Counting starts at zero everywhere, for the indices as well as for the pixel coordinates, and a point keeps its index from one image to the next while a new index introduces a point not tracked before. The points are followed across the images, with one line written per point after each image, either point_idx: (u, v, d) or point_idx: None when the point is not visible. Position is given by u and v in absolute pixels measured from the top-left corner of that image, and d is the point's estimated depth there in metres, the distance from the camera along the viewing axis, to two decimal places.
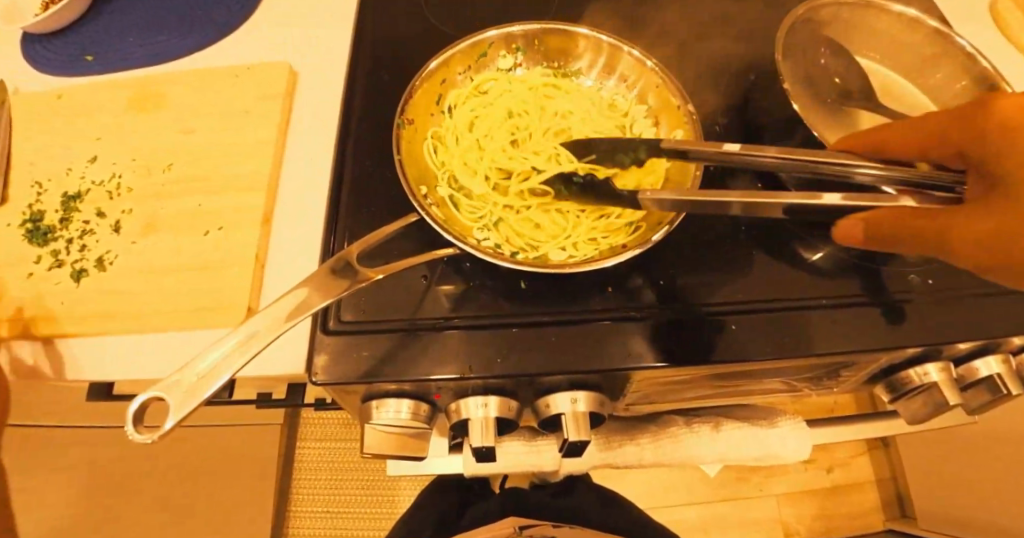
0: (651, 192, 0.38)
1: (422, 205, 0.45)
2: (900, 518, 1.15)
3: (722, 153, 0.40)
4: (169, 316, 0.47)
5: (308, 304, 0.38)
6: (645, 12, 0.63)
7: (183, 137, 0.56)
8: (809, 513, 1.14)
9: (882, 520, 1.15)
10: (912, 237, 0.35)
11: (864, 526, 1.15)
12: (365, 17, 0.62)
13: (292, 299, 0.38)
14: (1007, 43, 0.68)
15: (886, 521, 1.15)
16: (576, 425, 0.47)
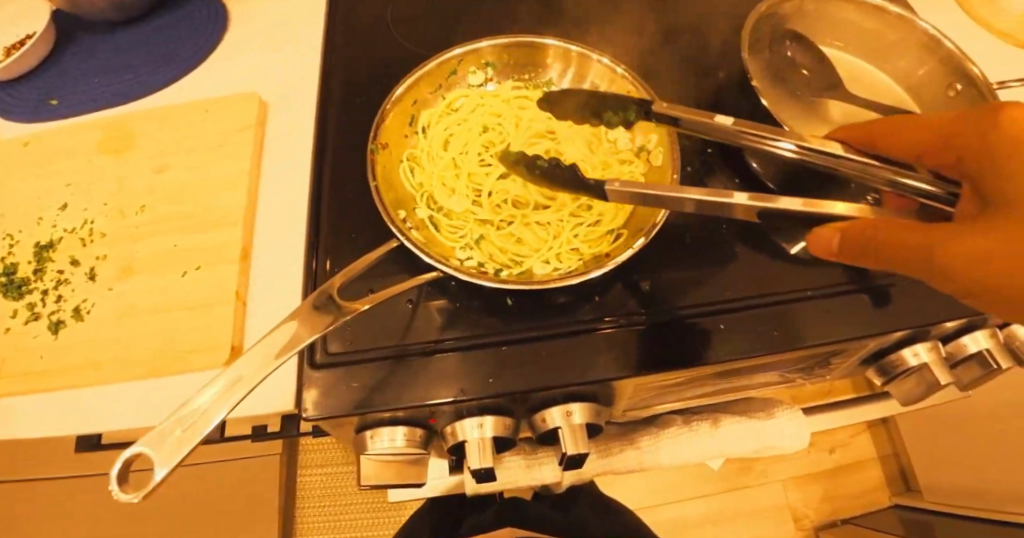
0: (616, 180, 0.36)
1: (401, 230, 0.45)
2: (904, 493, 1.16)
3: (725, 129, 0.40)
4: (154, 361, 0.46)
5: (295, 340, 0.38)
6: (612, 18, 0.63)
7: (154, 177, 0.54)
8: (815, 495, 1.15)
9: (887, 496, 1.17)
10: (902, 244, 0.33)
11: (870, 504, 1.16)
12: (331, 42, 0.61)
13: (284, 332, 0.38)
14: (968, 20, 0.68)
15: (892, 498, 1.16)
16: (573, 438, 0.47)
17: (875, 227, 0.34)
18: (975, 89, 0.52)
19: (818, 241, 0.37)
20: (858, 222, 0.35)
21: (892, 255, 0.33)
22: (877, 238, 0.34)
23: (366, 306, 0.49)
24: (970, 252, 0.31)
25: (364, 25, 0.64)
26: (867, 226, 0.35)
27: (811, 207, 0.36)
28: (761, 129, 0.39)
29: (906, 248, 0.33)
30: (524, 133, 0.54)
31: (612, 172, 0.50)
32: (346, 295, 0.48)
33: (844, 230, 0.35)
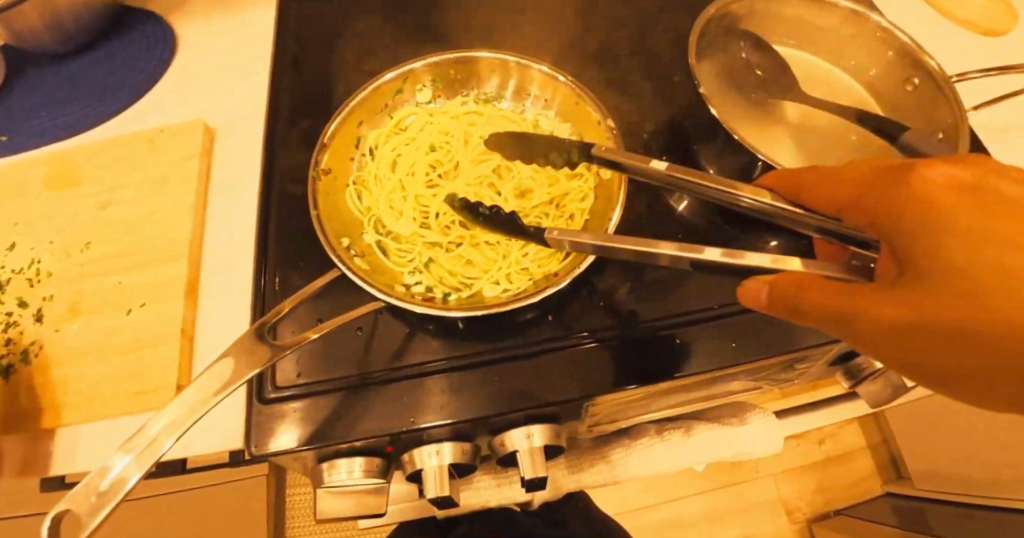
0: (555, 231, 0.37)
1: (343, 259, 0.44)
2: (897, 481, 1.16)
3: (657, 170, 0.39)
4: (101, 403, 0.45)
5: (236, 377, 0.36)
6: (562, 26, 0.62)
7: (100, 213, 0.54)
8: (808, 487, 1.14)
9: (880, 485, 1.16)
10: (825, 307, 0.31)
11: (863, 493, 1.16)
12: (278, 65, 0.61)
13: (226, 365, 0.37)
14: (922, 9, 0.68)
15: (885, 486, 1.16)
16: (532, 461, 0.46)
17: (801, 283, 0.32)
18: (931, 83, 0.51)
19: (746, 295, 0.34)
20: (783, 275, 0.33)
21: (816, 316, 0.32)
22: (802, 295, 0.32)
23: (319, 337, 0.48)
24: (892, 320, 0.30)
25: (313, 45, 0.63)
26: (791, 283, 0.32)
27: (775, 262, 0.33)
28: (698, 175, 0.39)
29: (829, 311, 0.31)
30: (472, 150, 0.53)
31: (559, 189, 0.50)
32: (300, 327, 0.47)
33: (770, 284, 0.33)
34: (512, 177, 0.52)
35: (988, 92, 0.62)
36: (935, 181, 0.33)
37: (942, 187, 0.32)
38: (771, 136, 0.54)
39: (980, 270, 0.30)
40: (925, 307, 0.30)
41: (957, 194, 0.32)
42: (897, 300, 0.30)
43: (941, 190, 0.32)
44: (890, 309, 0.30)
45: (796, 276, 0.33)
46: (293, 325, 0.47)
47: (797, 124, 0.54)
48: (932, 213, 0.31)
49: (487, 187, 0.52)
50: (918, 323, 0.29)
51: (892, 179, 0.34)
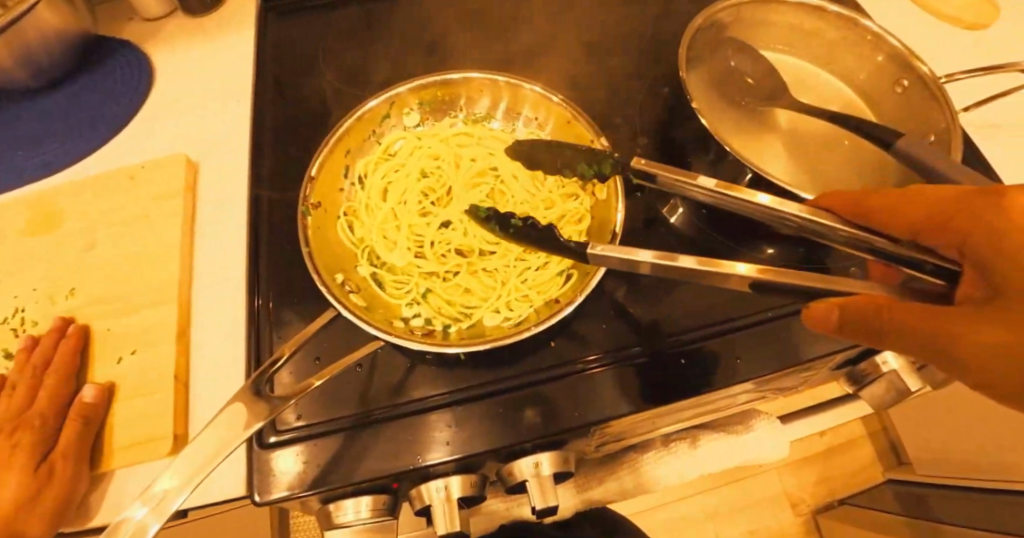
0: (597, 243, 0.33)
1: (339, 297, 0.42)
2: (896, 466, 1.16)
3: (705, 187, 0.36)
4: (93, 458, 0.44)
5: (237, 433, 0.36)
6: (547, 41, 0.61)
7: (83, 256, 0.52)
8: (810, 479, 1.15)
9: (881, 472, 1.16)
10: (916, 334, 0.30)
11: (864, 481, 1.16)
12: (259, 92, 0.59)
13: (231, 414, 0.37)
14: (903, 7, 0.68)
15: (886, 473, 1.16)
16: (541, 491, 0.45)
17: (882, 309, 0.31)
18: (922, 85, 0.51)
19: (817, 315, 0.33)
20: (859, 299, 0.32)
21: (902, 344, 0.30)
22: (884, 321, 0.30)
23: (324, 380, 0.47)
24: (978, 344, 0.29)
25: (294, 70, 0.61)
26: (869, 307, 0.31)
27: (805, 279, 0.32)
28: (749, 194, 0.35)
29: (917, 340, 0.29)
30: (464, 175, 0.53)
31: (557, 211, 0.50)
32: (299, 369, 0.47)
33: (842, 309, 0.32)
34: (508, 200, 0.52)
35: (972, 87, 0.62)
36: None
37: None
38: (763, 145, 0.53)
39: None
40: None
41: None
42: (995, 330, 0.29)
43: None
44: (984, 338, 0.29)
45: (876, 301, 0.31)
46: (291, 369, 0.46)
47: (789, 132, 0.54)
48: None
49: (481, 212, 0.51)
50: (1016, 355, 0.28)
51: (981, 203, 0.33)
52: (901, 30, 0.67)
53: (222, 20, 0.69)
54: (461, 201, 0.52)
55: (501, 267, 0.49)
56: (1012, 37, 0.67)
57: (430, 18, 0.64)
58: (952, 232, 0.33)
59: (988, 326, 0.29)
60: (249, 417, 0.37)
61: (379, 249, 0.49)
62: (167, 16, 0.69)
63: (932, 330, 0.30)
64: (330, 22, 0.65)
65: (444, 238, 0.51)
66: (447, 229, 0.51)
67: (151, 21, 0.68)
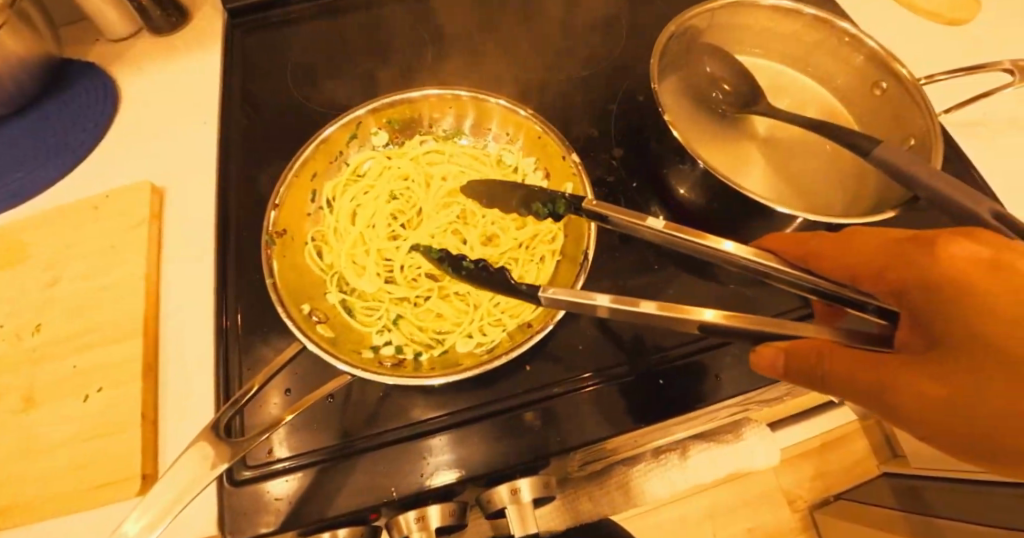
0: (545, 291, 0.32)
1: (304, 329, 0.41)
2: (892, 460, 0.95)
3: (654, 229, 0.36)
4: (61, 501, 0.43)
5: (205, 474, 0.35)
6: (519, 51, 0.60)
7: (49, 291, 0.51)
8: None
9: (876, 465, 0.96)
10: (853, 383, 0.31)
11: (857, 477, 0.96)
12: (227, 113, 0.58)
13: (199, 452, 0.36)
14: (882, 9, 0.67)
15: (881, 467, 0.95)
16: (521, 517, 0.44)
17: (825, 355, 0.32)
18: (902, 88, 0.49)
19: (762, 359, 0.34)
20: (803, 342, 0.33)
21: (841, 391, 0.31)
22: (824, 367, 0.32)
23: (299, 413, 0.46)
24: (919, 396, 0.29)
25: (261, 87, 0.60)
26: (812, 354, 0.32)
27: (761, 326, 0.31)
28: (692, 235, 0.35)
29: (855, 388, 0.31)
30: (435, 196, 0.52)
31: (529, 231, 0.49)
32: (274, 400, 0.46)
33: (786, 354, 0.32)
34: (479, 218, 0.51)
35: (955, 85, 0.61)
36: (958, 258, 0.30)
37: (963, 264, 0.30)
38: (740, 154, 0.52)
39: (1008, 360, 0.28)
40: (952, 395, 0.29)
41: (980, 272, 0.30)
42: (927, 383, 0.29)
43: (960, 268, 0.30)
44: (913, 393, 0.30)
45: (820, 346, 0.32)
46: (266, 402, 0.46)
47: (765, 140, 0.53)
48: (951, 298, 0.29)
49: (452, 234, 0.51)
50: (942, 410, 0.29)
51: (914, 253, 0.32)
52: (881, 28, 0.66)
53: (189, 39, 0.67)
54: (433, 222, 0.52)
55: (473, 289, 0.48)
56: (995, 32, 0.66)
57: (401, 32, 0.62)
58: (887, 281, 0.33)
59: (920, 377, 0.30)
60: (219, 455, 0.36)
61: (349, 276, 0.48)
62: (133, 36, 0.67)
63: (868, 378, 0.31)
64: (299, 37, 0.63)
65: (416, 262, 0.50)
66: (418, 253, 0.50)
67: (116, 42, 0.67)
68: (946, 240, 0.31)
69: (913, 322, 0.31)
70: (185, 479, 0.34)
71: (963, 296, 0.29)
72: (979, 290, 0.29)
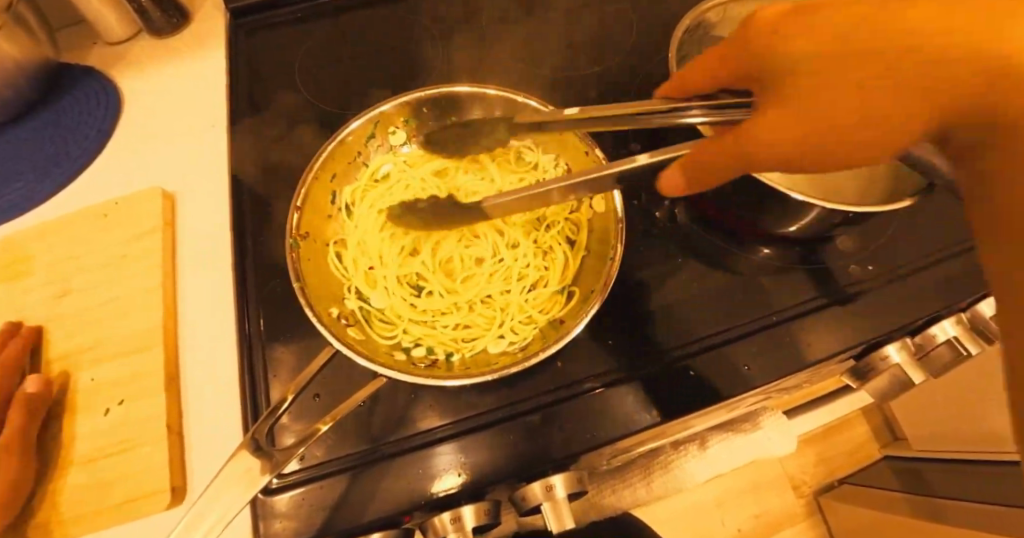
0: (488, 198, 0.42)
1: (336, 331, 0.41)
2: (894, 445, 0.90)
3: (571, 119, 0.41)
4: (85, 519, 0.42)
5: (249, 488, 0.35)
6: (530, 48, 0.60)
7: (59, 303, 0.50)
8: (811, 458, 0.90)
9: (879, 449, 0.91)
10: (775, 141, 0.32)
11: (860, 462, 0.90)
12: (237, 116, 0.57)
13: (240, 464, 0.35)
14: None
15: (883, 451, 0.91)
16: (557, 514, 0.43)
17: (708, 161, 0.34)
18: None
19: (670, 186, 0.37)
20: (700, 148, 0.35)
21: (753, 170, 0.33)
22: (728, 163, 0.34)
23: (332, 424, 0.45)
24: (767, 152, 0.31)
25: (270, 89, 0.59)
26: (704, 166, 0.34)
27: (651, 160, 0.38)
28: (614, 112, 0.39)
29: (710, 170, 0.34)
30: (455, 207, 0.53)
31: (554, 231, 0.50)
32: (303, 411, 0.45)
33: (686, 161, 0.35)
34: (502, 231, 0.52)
35: None
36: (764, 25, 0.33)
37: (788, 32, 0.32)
38: None
39: (944, 72, 0.27)
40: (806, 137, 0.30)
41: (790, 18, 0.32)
42: (779, 138, 0.31)
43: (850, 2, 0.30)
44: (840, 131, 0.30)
45: (708, 147, 0.34)
46: (295, 411, 0.45)
47: None
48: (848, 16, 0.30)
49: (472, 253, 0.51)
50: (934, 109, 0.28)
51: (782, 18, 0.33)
52: None
53: (191, 41, 0.66)
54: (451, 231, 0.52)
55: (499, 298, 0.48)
56: None
57: (410, 31, 0.62)
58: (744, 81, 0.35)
59: (771, 133, 0.31)
60: (262, 467, 0.35)
61: (370, 291, 0.47)
62: (131, 39, 0.65)
63: (727, 154, 0.33)
64: (306, 38, 0.62)
65: (439, 279, 0.50)
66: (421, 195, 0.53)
67: (115, 46, 0.65)
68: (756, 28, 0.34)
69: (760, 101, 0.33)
70: (235, 497, 0.34)
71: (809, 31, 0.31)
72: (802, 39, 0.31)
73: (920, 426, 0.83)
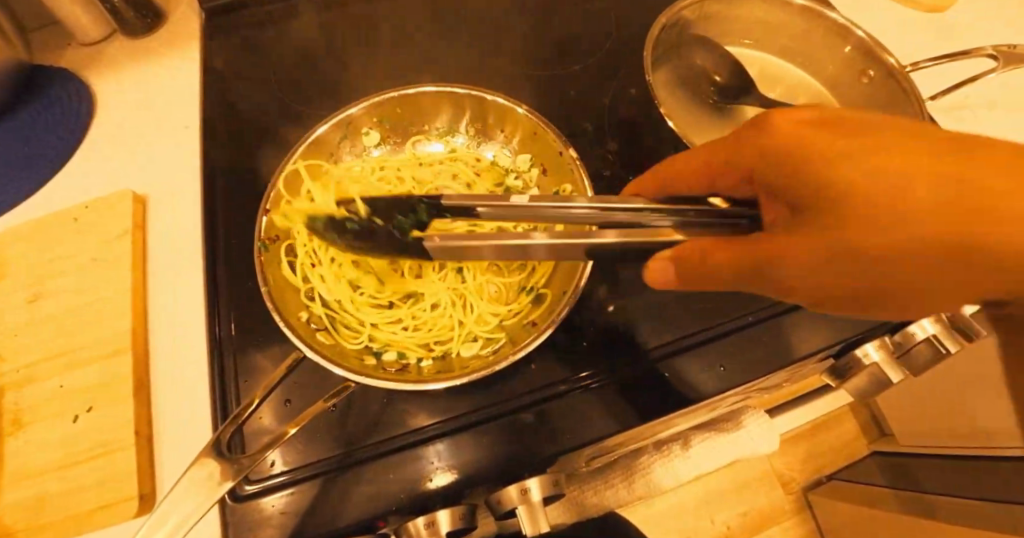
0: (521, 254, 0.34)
1: (304, 337, 0.41)
2: (881, 440, 0.90)
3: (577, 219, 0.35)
4: (56, 526, 0.42)
5: (210, 495, 0.34)
6: (508, 47, 0.59)
7: (29, 308, 0.49)
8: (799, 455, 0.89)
9: (867, 445, 0.90)
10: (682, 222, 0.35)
11: (845, 459, 0.90)
12: (212, 116, 0.56)
13: (203, 470, 0.35)
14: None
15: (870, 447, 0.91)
16: (532, 517, 0.42)
17: (692, 258, 0.33)
18: (888, 77, 0.52)
19: (656, 278, 0.35)
20: (684, 248, 0.34)
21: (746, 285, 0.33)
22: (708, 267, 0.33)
23: (306, 425, 0.45)
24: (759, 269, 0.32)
25: (246, 88, 0.58)
26: (693, 257, 0.33)
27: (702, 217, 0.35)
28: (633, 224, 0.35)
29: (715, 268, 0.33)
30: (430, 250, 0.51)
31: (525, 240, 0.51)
32: (276, 413, 0.44)
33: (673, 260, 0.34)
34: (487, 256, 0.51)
35: (942, 74, 0.63)
36: (785, 127, 0.31)
37: (786, 129, 0.31)
38: None
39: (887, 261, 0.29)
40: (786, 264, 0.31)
41: (821, 132, 0.30)
42: (746, 255, 0.32)
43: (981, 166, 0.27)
44: (850, 259, 0.29)
45: (698, 252, 0.33)
46: (265, 414, 0.44)
47: None
48: (891, 158, 0.28)
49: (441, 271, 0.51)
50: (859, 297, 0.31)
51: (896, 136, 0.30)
52: (868, 18, 0.67)
53: (167, 42, 0.65)
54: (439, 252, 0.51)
55: (455, 315, 0.48)
56: (974, 23, 0.68)
57: (390, 28, 0.61)
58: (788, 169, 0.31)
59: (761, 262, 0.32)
60: (224, 472, 0.35)
61: (321, 284, 0.47)
62: (106, 39, 0.65)
63: (732, 258, 0.32)
64: (283, 36, 0.62)
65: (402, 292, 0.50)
66: None
67: (89, 46, 0.64)
68: (771, 118, 0.32)
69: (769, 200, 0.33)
70: (186, 509, 0.33)
71: (844, 152, 0.29)
72: (775, 156, 0.31)
73: (904, 422, 0.83)
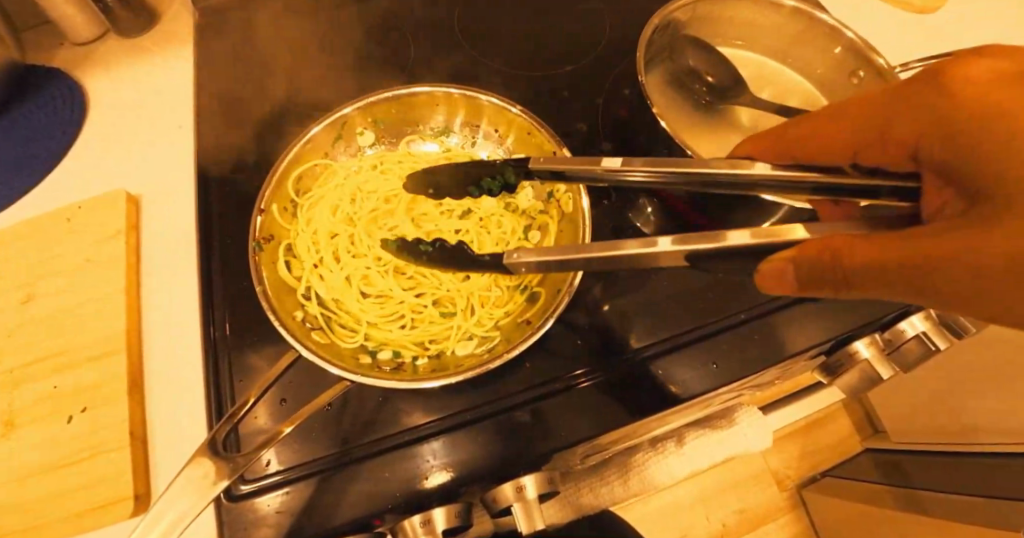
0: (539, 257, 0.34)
1: (298, 335, 0.41)
2: None
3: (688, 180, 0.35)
4: (51, 526, 0.42)
5: (203, 495, 0.34)
6: (503, 48, 0.60)
7: (22, 309, 0.49)
8: None
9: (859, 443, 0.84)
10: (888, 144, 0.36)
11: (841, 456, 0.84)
12: (206, 116, 0.56)
13: (197, 470, 0.35)
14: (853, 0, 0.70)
15: None
16: (528, 515, 0.42)
17: (819, 255, 0.32)
18: (877, 76, 0.52)
19: (773, 280, 0.34)
20: (806, 246, 0.32)
21: (871, 282, 0.31)
22: (840, 261, 0.32)
23: (301, 425, 0.45)
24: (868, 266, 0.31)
25: (240, 88, 0.58)
26: (822, 254, 0.32)
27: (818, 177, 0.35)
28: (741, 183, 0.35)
29: (833, 273, 0.32)
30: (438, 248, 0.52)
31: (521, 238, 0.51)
32: (272, 413, 0.44)
33: (795, 259, 0.32)
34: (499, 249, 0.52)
35: None
36: (979, 75, 0.33)
37: (973, 84, 0.33)
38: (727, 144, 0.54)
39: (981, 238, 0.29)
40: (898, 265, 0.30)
41: (1010, 84, 0.32)
42: (865, 251, 0.31)
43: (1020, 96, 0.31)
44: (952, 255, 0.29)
45: (819, 248, 0.32)
46: (260, 413, 0.44)
47: (749, 128, 0.55)
48: (980, 112, 0.32)
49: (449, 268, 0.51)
50: (951, 282, 0.29)
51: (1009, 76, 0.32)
52: (857, 20, 0.68)
53: (160, 42, 0.65)
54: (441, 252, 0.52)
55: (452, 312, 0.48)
56: (962, 25, 0.69)
57: (384, 28, 0.61)
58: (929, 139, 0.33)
59: (868, 261, 0.31)
60: (219, 471, 0.35)
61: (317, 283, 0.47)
62: (99, 39, 0.64)
63: (860, 261, 0.31)
64: (277, 37, 0.62)
65: (404, 288, 0.50)
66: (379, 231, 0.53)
67: (82, 46, 0.64)
68: (956, 69, 0.34)
69: (942, 180, 0.33)
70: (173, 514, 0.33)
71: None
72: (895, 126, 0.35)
73: (897, 417, 0.84)
